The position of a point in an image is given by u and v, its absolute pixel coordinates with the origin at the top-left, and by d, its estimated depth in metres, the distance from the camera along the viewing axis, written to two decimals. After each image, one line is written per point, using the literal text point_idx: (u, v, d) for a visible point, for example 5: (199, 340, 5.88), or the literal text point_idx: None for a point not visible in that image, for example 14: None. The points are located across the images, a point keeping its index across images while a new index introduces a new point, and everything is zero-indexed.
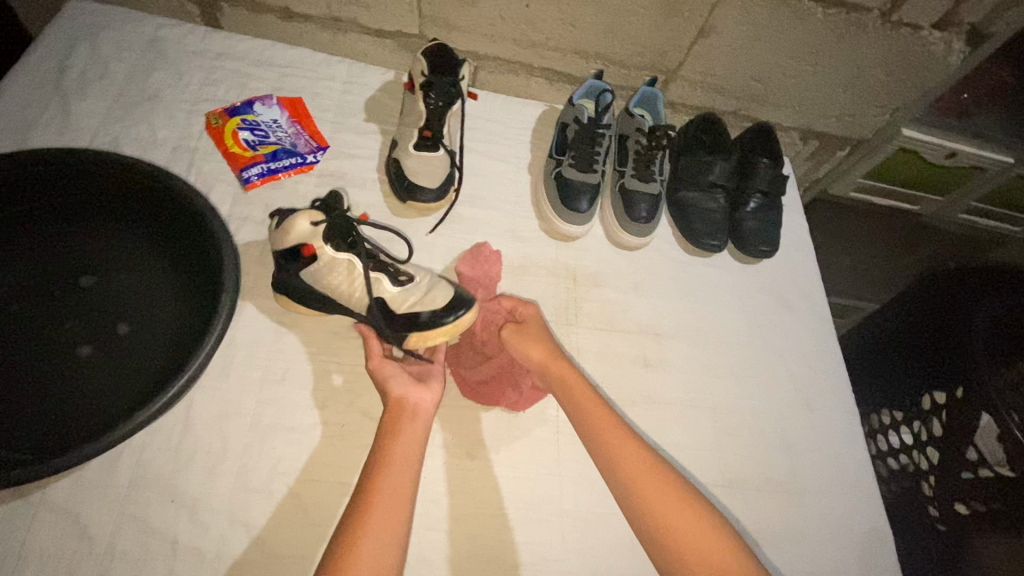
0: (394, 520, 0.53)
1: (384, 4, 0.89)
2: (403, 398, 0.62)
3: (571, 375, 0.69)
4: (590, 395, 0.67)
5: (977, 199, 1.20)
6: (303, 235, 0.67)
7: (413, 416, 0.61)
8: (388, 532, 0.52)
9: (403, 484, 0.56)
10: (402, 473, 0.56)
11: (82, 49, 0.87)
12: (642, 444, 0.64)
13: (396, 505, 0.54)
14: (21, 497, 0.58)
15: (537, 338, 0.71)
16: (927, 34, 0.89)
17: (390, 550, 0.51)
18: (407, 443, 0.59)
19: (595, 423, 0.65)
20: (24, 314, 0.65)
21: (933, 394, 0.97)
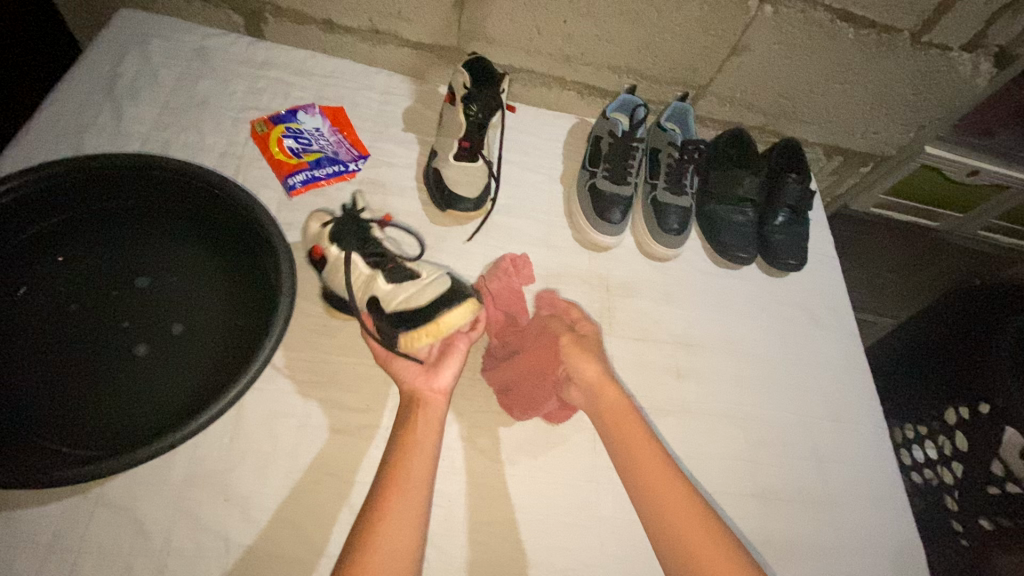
0: (412, 509, 0.56)
1: (425, 18, 0.91)
2: (414, 389, 0.67)
3: (621, 410, 0.68)
4: (640, 436, 0.66)
5: (996, 216, 1.22)
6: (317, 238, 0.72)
7: (427, 408, 0.65)
8: (407, 520, 0.55)
9: (418, 487, 0.58)
10: (421, 464, 0.59)
11: (132, 56, 0.90)
12: (687, 489, 0.62)
13: (415, 494, 0.57)
14: (80, 493, 0.60)
15: (591, 359, 0.71)
16: (956, 55, 0.91)
17: (410, 538, 0.54)
18: (424, 436, 0.62)
19: (639, 465, 0.64)
20: (83, 314, 0.68)
21: (956, 409, 0.99)
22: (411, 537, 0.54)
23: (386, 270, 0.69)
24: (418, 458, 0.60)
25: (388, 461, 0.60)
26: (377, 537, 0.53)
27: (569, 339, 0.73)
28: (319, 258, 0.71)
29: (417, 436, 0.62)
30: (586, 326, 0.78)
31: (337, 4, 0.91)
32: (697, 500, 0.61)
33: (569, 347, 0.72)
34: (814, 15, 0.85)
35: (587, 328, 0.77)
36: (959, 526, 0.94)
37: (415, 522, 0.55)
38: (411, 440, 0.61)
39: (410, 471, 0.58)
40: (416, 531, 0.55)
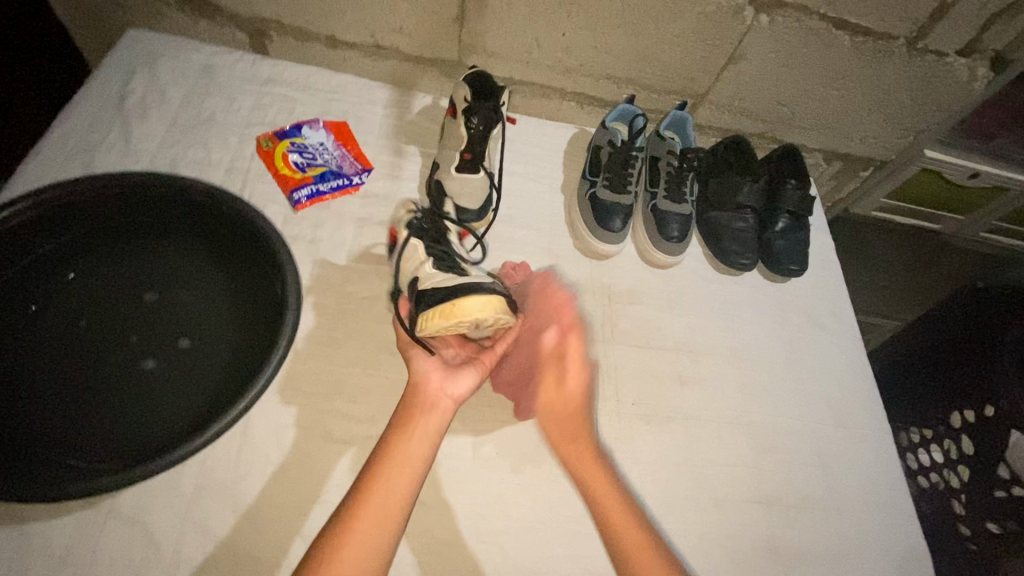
0: (394, 501, 0.57)
1: (427, 33, 0.93)
2: (422, 388, 0.67)
3: (593, 466, 0.66)
4: (609, 489, 0.65)
5: (999, 218, 1.22)
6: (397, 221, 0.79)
7: (428, 413, 0.64)
8: (373, 534, 0.55)
9: (404, 479, 0.59)
10: (400, 479, 0.59)
11: (140, 75, 0.92)
12: (659, 545, 0.61)
13: (388, 510, 0.56)
14: (92, 506, 0.61)
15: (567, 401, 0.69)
16: (952, 60, 0.92)
17: (372, 552, 0.54)
18: (411, 448, 0.61)
19: (609, 516, 0.63)
20: (91, 330, 0.69)
21: (962, 413, 0.99)
22: (375, 552, 0.54)
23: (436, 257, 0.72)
24: (398, 472, 0.59)
25: (368, 468, 0.60)
26: (341, 545, 0.54)
27: (551, 390, 0.70)
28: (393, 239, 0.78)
29: (403, 447, 0.61)
30: (579, 372, 0.69)
31: (339, 20, 0.92)
32: (668, 555, 0.60)
33: (548, 400, 0.70)
34: (810, 23, 0.86)
35: (575, 376, 0.69)
36: (966, 529, 0.93)
37: (381, 537, 0.55)
38: (398, 449, 0.61)
39: (386, 484, 0.58)
40: (382, 547, 0.55)
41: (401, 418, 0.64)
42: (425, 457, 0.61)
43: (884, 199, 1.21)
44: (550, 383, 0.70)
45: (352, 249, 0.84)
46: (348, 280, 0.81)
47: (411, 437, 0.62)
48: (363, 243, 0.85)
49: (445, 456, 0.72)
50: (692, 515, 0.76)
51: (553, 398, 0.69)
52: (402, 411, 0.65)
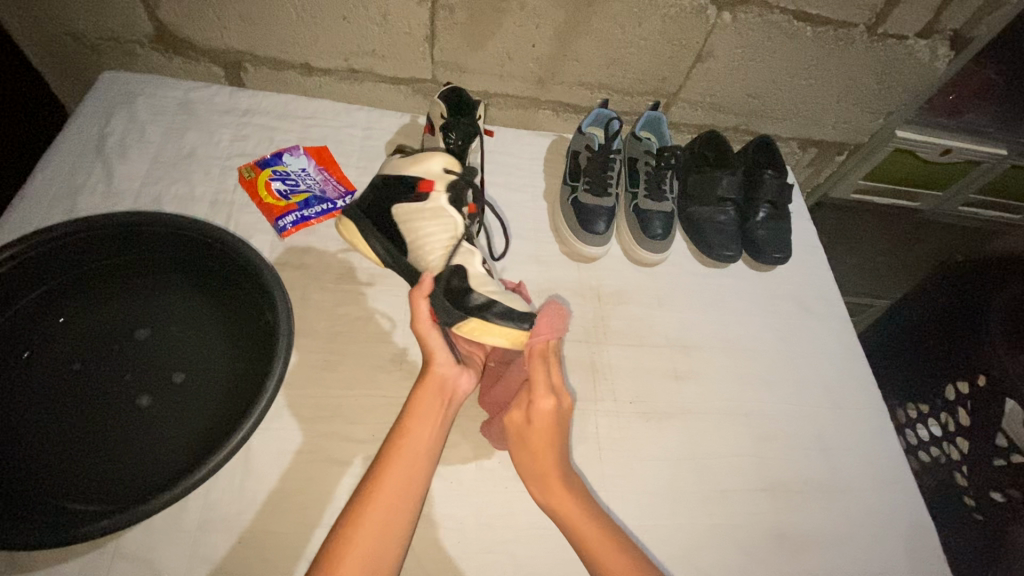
0: (405, 486, 0.59)
1: (399, 54, 0.95)
2: (443, 380, 0.67)
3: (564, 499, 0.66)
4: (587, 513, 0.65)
5: (976, 191, 1.23)
6: (429, 172, 0.76)
7: (446, 403, 0.66)
8: (393, 515, 0.57)
9: (416, 466, 0.61)
10: (416, 466, 0.61)
11: (119, 116, 0.93)
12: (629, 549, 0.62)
13: (403, 494, 0.58)
14: (97, 547, 0.60)
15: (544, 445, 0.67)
16: (913, 43, 0.94)
17: (390, 533, 0.56)
18: (423, 433, 0.63)
19: (592, 546, 0.63)
20: (85, 369, 0.69)
21: (956, 385, 1.00)
22: (394, 534, 0.56)
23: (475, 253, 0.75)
24: (414, 457, 0.61)
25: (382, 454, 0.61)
26: (352, 534, 0.55)
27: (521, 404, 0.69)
28: (421, 191, 0.75)
29: (415, 434, 0.62)
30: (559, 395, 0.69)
31: (312, 48, 0.94)
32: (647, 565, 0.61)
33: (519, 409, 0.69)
34: (771, 17, 0.89)
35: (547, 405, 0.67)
36: (971, 500, 0.93)
37: (401, 519, 0.57)
38: (413, 434, 0.62)
39: (404, 469, 0.60)
40: (401, 526, 0.57)
41: (417, 406, 0.64)
42: (436, 443, 0.64)
43: (862, 181, 1.23)
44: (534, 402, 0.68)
45: (341, 271, 0.85)
46: (339, 302, 0.82)
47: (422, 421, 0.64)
48: (352, 264, 0.85)
49: (448, 469, 0.73)
50: (698, 508, 0.76)
51: (538, 428, 0.67)
52: (418, 397, 0.65)
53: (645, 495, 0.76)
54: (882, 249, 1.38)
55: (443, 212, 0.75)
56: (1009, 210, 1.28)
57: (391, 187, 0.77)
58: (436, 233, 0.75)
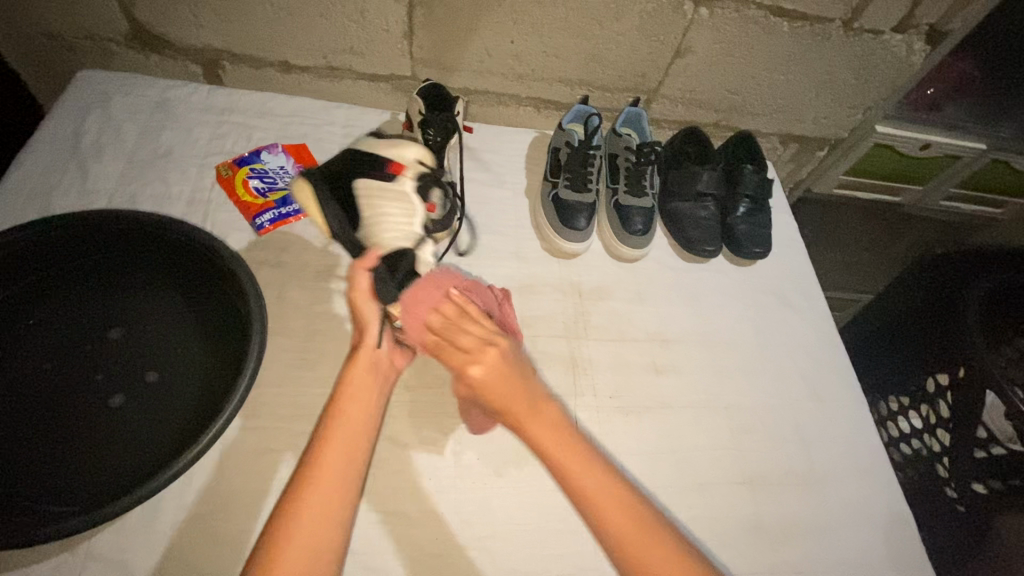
0: (347, 459, 0.56)
1: (377, 51, 0.94)
2: (376, 355, 0.66)
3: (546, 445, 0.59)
4: (598, 476, 0.57)
5: (955, 185, 1.24)
6: (403, 157, 0.79)
7: (382, 376, 0.65)
8: (340, 481, 0.55)
9: (356, 439, 0.58)
10: (355, 439, 0.58)
11: (95, 115, 0.92)
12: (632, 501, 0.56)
13: (345, 469, 0.56)
14: (67, 550, 0.60)
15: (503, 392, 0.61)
16: (888, 38, 0.95)
17: (335, 510, 0.53)
18: (360, 408, 0.61)
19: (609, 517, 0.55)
20: (54, 369, 0.68)
21: (937, 377, 1.00)
22: (334, 516, 0.53)
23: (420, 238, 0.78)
24: (352, 431, 0.58)
25: (323, 424, 0.59)
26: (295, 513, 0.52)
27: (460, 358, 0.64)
28: (393, 171, 0.78)
29: (350, 410, 0.60)
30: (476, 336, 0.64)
31: (290, 45, 0.94)
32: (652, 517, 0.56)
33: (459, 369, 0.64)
34: (748, 13, 0.89)
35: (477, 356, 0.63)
36: (953, 491, 0.93)
37: (348, 484, 0.55)
38: (348, 407, 0.61)
39: (342, 443, 0.57)
40: (347, 498, 0.54)
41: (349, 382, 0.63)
42: (374, 418, 0.62)
43: (843, 176, 1.23)
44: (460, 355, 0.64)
45: (319, 269, 0.84)
46: (317, 300, 0.81)
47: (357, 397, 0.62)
48: (329, 262, 0.85)
49: (424, 466, 0.72)
50: (679, 501, 0.76)
51: (485, 377, 0.61)
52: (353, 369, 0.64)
53: None
54: (864, 243, 1.39)
55: (406, 197, 0.77)
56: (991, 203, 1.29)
57: (359, 163, 0.79)
58: (393, 213, 0.77)
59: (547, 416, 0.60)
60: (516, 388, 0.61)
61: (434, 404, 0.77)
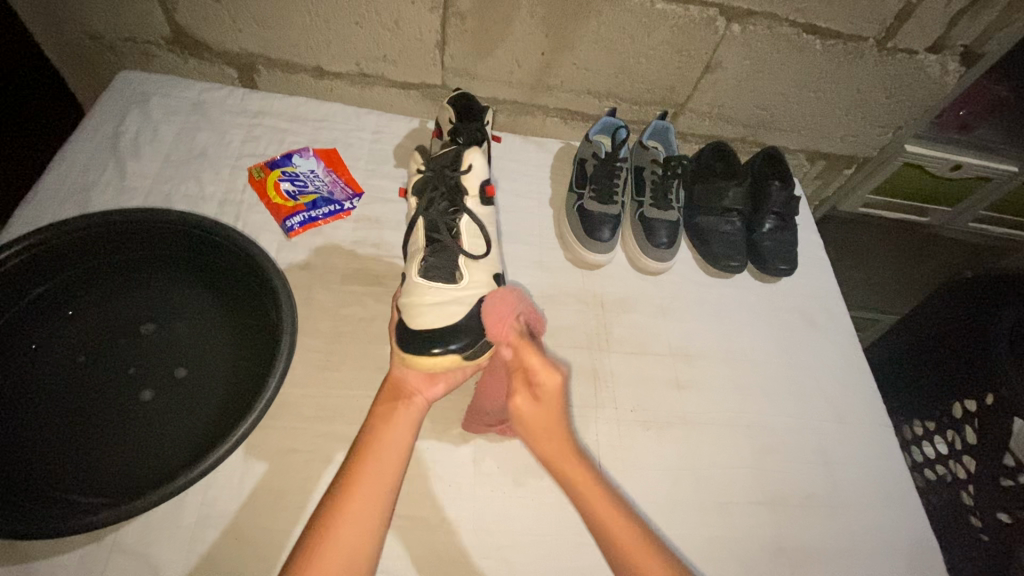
0: (383, 478, 0.61)
1: (410, 59, 0.96)
2: (404, 381, 0.70)
3: (582, 478, 0.65)
4: (608, 504, 0.63)
5: (986, 208, 1.22)
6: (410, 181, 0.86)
7: (407, 405, 0.67)
8: (363, 523, 0.58)
9: (391, 460, 0.63)
10: (389, 458, 0.63)
11: (134, 114, 0.95)
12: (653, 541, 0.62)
13: (379, 486, 0.60)
14: (95, 540, 0.61)
15: (548, 417, 0.66)
16: (923, 57, 0.94)
17: (370, 523, 0.58)
18: (395, 430, 0.65)
19: (627, 552, 0.60)
20: (88, 363, 0.70)
21: (964, 403, 0.98)
22: (368, 528, 0.58)
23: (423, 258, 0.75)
24: (387, 453, 0.63)
25: (362, 442, 0.64)
26: (334, 527, 0.57)
27: (525, 400, 0.67)
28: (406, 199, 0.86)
29: (385, 432, 0.64)
30: (548, 375, 0.66)
31: (325, 52, 0.95)
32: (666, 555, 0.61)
33: (521, 411, 0.67)
34: (780, 29, 0.89)
35: (547, 381, 0.66)
36: (979, 521, 0.91)
37: (372, 522, 0.59)
38: (386, 427, 0.65)
39: (378, 462, 0.62)
40: (382, 512, 0.60)
41: (384, 406, 0.67)
42: (409, 439, 0.65)
43: (870, 195, 1.22)
44: (524, 393, 0.67)
45: (346, 272, 0.85)
46: (343, 303, 0.82)
47: (395, 421, 0.66)
48: (356, 266, 0.86)
49: (446, 473, 0.72)
50: (698, 519, 0.75)
51: (545, 397, 0.66)
52: (381, 404, 0.67)
53: (644, 504, 0.75)
54: (890, 263, 1.37)
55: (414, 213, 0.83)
56: (1019, 227, 1.27)
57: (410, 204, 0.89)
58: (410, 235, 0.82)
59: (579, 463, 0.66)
60: (557, 428, 0.67)
61: (456, 410, 0.78)
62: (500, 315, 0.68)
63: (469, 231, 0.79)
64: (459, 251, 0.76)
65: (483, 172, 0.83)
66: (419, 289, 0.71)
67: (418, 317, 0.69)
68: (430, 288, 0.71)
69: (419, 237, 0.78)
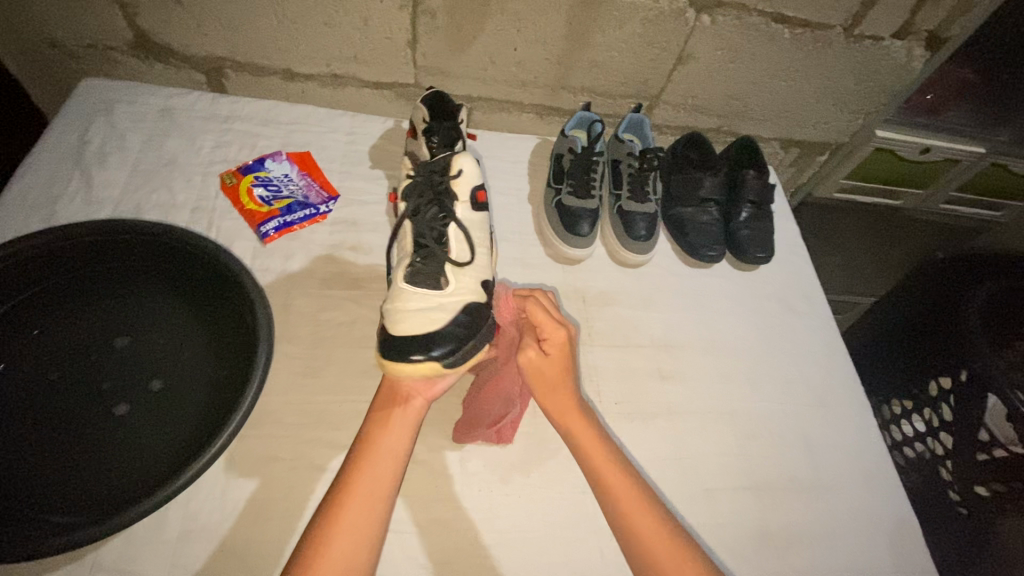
0: (381, 484, 0.61)
1: (382, 58, 0.95)
2: (400, 387, 0.69)
3: (591, 445, 0.68)
4: (618, 472, 0.66)
5: (955, 188, 1.25)
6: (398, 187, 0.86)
7: (405, 408, 0.68)
8: (364, 527, 0.58)
9: (389, 467, 0.63)
10: (386, 465, 0.63)
11: (99, 122, 0.92)
12: (662, 512, 0.64)
13: (377, 494, 0.60)
14: (76, 560, 0.60)
15: (557, 367, 0.72)
16: (889, 43, 0.95)
17: (367, 531, 0.58)
18: (392, 436, 0.65)
19: (633, 517, 0.63)
20: (61, 380, 0.68)
21: (939, 381, 1.01)
22: (368, 536, 0.58)
23: (410, 266, 0.73)
24: (384, 459, 0.63)
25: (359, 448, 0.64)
26: (331, 535, 0.57)
27: (535, 355, 0.72)
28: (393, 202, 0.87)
29: (382, 439, 0.64)
30: (556, 329, 0.72)
31: (294, 54, 0.94)
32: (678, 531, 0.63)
33: (531, 365, 0.72)
34: (749, 19, 0.90)
35: (556, 334, 0.72)
36: (956, 494, 0.92)
37: (370, 531, 0.58)
38: (382, 433, 0.65)
39: (376, 468, 0.62)
40: (379, 520, 0.60)
41: (380, 413, 0.67)
42: (406, 445, 0.65)
43: (844, 180, 1.23)
44: (534, 347, 0.72)
45: (324, 277, 0.84)
46: (323, 308, 0.81)
47: (391, 427, 0.66)
48: (334, 269, 0.85)
49: (433, 474, 0.72)
50: (686, 507, 0.76)
51: (553, 349, 0.72)
52: (377, 412, 0.67)
53: None
54: (866, 246, 1.39)
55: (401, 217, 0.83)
56: (988, 207, 1.30)
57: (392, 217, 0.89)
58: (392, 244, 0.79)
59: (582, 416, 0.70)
60: (566, 391, 0.72)
61: (441, 412, 0.77)
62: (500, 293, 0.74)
63: (456, 237, 0.75)
64: (446, 258, 0.72)
65: (475, 177, 0.80)
66: (408, 294, 0.69)
67: (397, 323, 0.67)
68: (414, 293, 0.69)
69: (408, 242, 0.76)
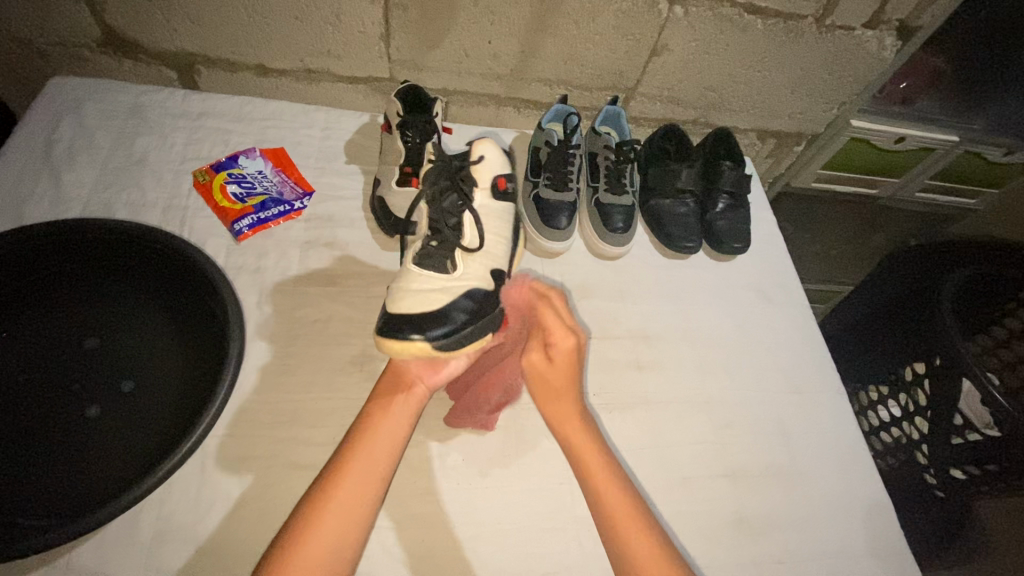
0: (377, 467, 0.61)
1: (355, 53, 0.94)
2: (405, 369, 0.69)
3: (588, 452, 0.67)
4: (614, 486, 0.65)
5: (930, 177, 1.27)
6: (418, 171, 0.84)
7: (407, 395, 0.67)
8: (355, 508, 0.58)
9: (386, 450, 0.63)
10: (383, 448, 0.63)
11: (68, 121, 0.91)
12: (655, 530, 0.63)
13: (371, 477, 0.60)
14: (48, 563, 0.59)
15: (565, 375, 0.69)
16: (860, 33, 0.96)
17: (358, 512, 0.59)
18: (393, 420, 0.65)
19: (624, 529, 0.62)
20: (29, 381, 0.67)
21: (915, 365, 1.02)
22: (358, 517, 0.58)
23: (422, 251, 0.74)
24: (383, 442, 0.63)
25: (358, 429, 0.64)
26: (320, 516, 0.57)
27: (539, 358, 0.69)
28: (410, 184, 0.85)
29: (383, 421, 0.64)
30: (565, 337, 0.68)
31: (266, 49, 0.93)
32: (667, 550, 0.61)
33: (535, 369, 0.70)
34: (722, 10, 0.90)
35: (565, 342, 0.68)
36: (933, 477, 0.94)
37: (360, 513, 0.59)
38: (384, 414, 0.65)
39: (373, 451, 0.62)
40: (370, 502, 0.60)
41: (384, 394, 0.67)
42: (407, 428, 0.65)
43: (821, 171, 1.25)
44: (538, 350, 0.70)
45: (299, 274, 0.84)
46: (298, 305, 0.81)
47: (393, 410, 0.65)
48: (310, 266, 0.85)
49: (410, 469, 0.72)
50: (664, 495, 0.77)
51: (560, 356, 0.69)
52: (380, 393, 0.67)
53: None
54: (845, 235, 1.41)
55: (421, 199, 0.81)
56: (964, 195, 1.32)
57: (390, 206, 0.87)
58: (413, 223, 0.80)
59: (582, 424, 0.69)
60: (571, 399, 0.70)
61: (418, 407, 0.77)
62: (517, 283, 0.74)
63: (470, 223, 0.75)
64: (457, 246, 0.73)
65: (497, 165, 0.79)
66: (414, 277, 0.71)
67: (401, 302, 0.69)
68: (421, 276, 0.71)
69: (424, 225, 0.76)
